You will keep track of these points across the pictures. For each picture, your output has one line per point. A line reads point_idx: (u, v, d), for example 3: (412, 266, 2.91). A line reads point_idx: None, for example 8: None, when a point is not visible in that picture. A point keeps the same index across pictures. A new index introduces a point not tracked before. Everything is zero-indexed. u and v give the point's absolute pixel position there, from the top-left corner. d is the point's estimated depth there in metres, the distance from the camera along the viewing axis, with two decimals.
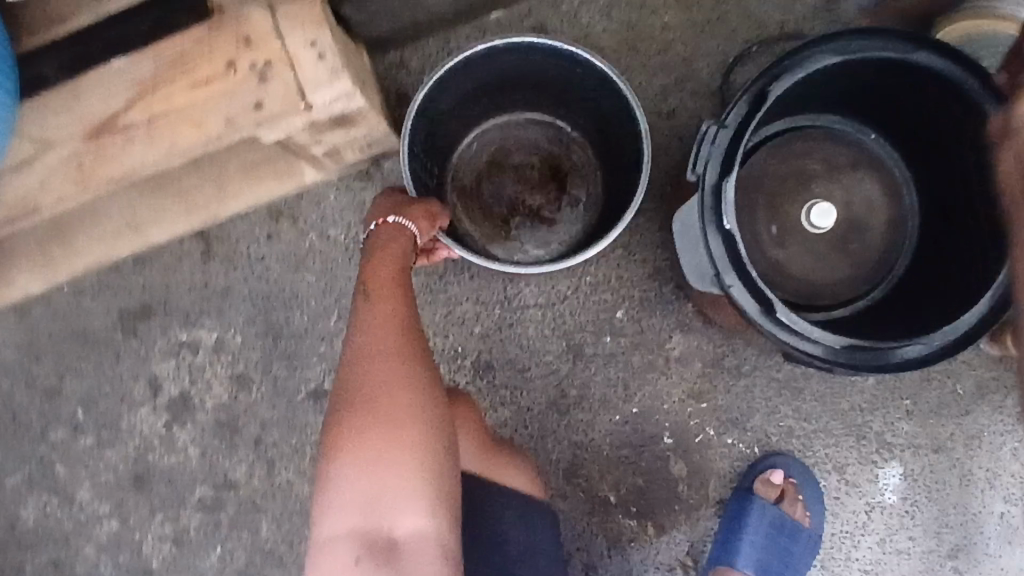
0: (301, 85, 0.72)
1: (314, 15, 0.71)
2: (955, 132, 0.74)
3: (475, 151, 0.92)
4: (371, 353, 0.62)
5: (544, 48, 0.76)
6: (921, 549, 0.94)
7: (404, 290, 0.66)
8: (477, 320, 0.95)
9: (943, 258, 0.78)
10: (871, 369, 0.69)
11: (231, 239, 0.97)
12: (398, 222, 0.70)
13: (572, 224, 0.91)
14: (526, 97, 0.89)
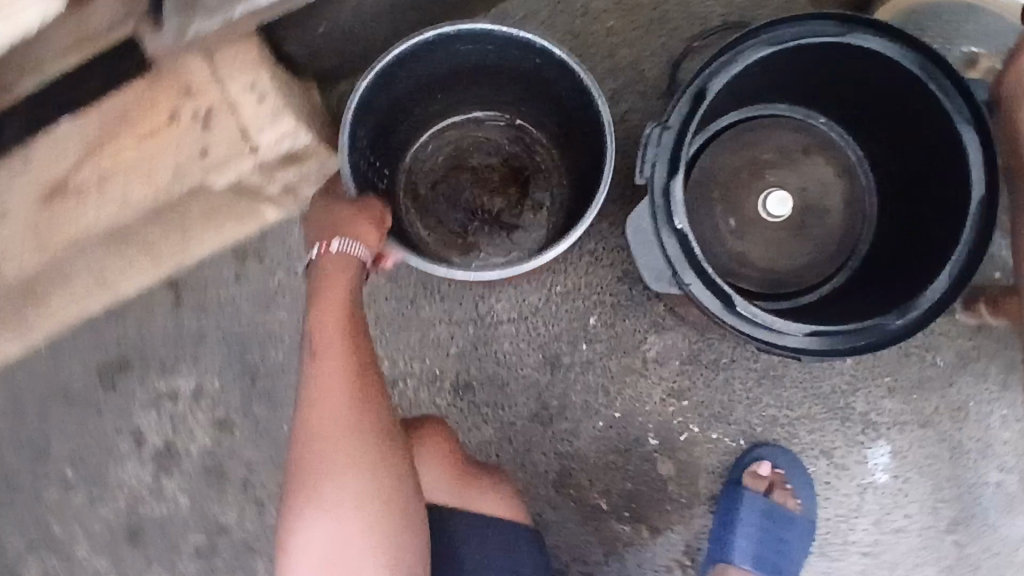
0: (243, 128, 0.74)
1: (250, 58, 0.72)
2: (905, 110, 0.74)
3: (432, 152, 0.88)
4: (326, 407, 0.63)
5: (499, 36, 0.71)
6: (919, 525, 0.93)
7: (354, 338, 0.65)
8: (452, 340, 0.95)
9: (901, 235, 0.79)
10: (837, 354, 0.69)
11: (201, 284, 0.97)
12: (342, 248, 0.65)
13: (536, 230, 0.88)
14: (474, 96, 0.85)
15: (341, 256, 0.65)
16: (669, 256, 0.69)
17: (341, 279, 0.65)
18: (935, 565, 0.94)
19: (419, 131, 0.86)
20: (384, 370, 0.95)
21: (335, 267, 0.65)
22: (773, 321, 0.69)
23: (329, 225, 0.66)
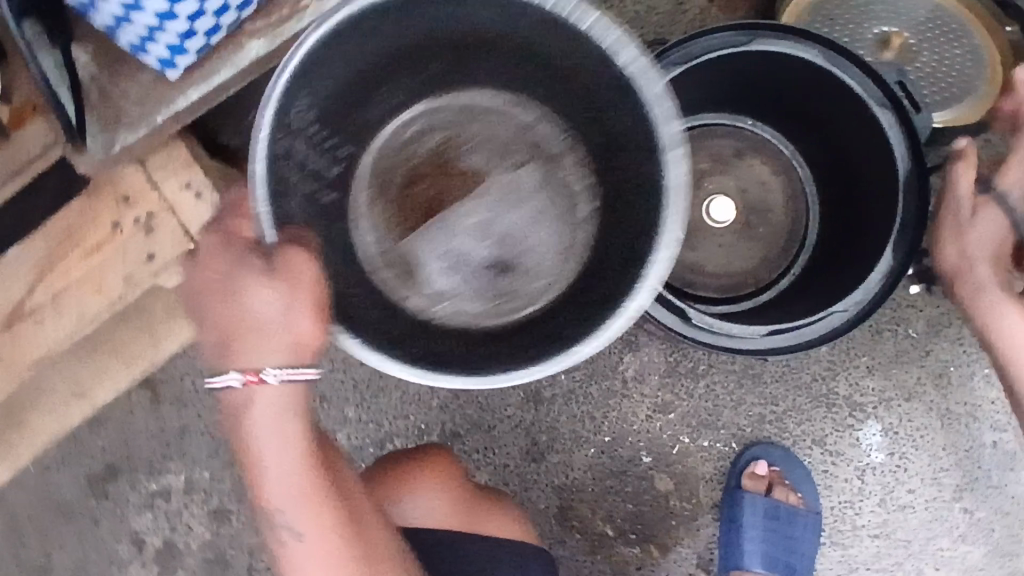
0: (185, 226, 0.74)
1: (182, 159, 0.74)
2: (827, 101, 0.75)
3: (410, 137, 0.74)
4: (310, 555, 0.58)
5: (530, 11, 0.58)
6: (925, 498, 0.93)
7: (309, 474, 0.58)
8: (432, 393, 0.95)
9: (843, 221, 0.81)
10: (795, 349, 0.71)
11: (177, 379, 0.98)
12: (285, 377, 0.55)
13: (542, 253, 0.70)
14: (486, 77, 0.69)
15: (283, 381, 0.55)
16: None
17: (280, 409, 0.56)
18: (948, 535, 0.93)
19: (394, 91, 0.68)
20: (370, 434, 0.95)
21: (268, 399, 0.56)
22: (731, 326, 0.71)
23: (246, 318, 0.54)
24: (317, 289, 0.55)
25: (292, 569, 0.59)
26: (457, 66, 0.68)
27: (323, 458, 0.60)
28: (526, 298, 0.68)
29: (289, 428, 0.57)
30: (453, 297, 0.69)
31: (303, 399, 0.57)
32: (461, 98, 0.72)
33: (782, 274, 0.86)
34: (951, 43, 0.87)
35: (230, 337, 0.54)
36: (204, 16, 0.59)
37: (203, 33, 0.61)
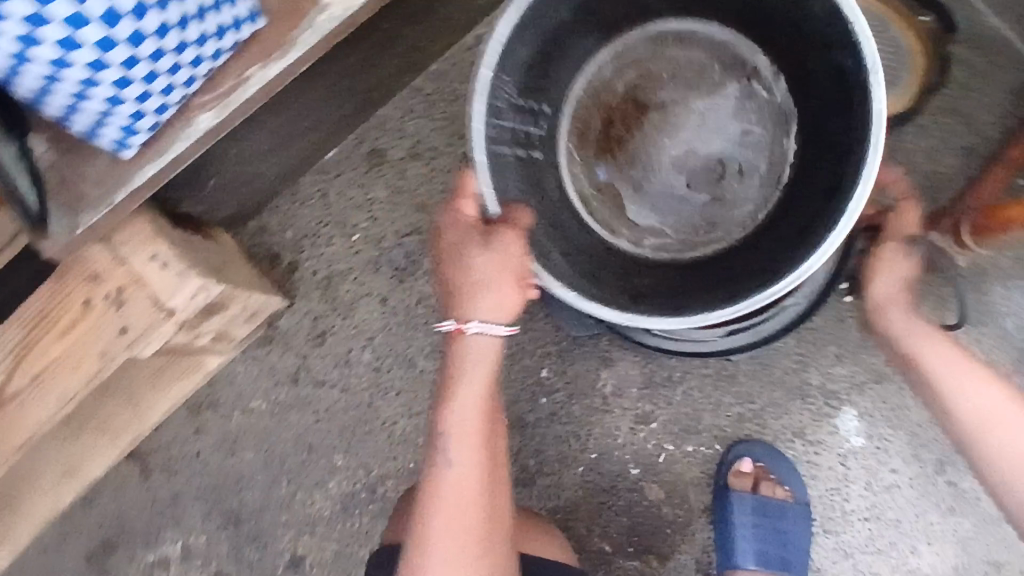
0: (156, 297, 0.75)
1: (146, 232, 0.76)
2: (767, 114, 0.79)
3: (608, 75, 0.79)
4: (469, 463, 0.71)
5: None
6: (909, 476, 0.95)
7: (488, 409, 0.72)
8: (418, 431, 0.96)
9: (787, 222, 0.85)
10: (753, 345, 0.82)
11: (165, 447, 0.99)
12: (480, 328, 0.67)
13: (751, 175, 0.78)
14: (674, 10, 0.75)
15: (489, 337, 0.67)
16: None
17: (481, 366, 0.69)
18: (937, 509, 0.94)
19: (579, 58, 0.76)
20: (362, 479, 0.97)
21: (476, 352, 0.68)
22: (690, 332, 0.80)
23: (476, 271, 0.65)
24: (526, 263, 0.65)
25: (431, 499, 0.71)
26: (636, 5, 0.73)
27: (490, 423, 0.73)
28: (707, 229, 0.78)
29: (481, 384, 0.70)
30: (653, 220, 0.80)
31: (494, 365, 0.70)
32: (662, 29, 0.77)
33: None
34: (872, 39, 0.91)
35: (458, 290, 0.67)
36: (151, 97, 0.63)
37: (152, 111, 0.65)
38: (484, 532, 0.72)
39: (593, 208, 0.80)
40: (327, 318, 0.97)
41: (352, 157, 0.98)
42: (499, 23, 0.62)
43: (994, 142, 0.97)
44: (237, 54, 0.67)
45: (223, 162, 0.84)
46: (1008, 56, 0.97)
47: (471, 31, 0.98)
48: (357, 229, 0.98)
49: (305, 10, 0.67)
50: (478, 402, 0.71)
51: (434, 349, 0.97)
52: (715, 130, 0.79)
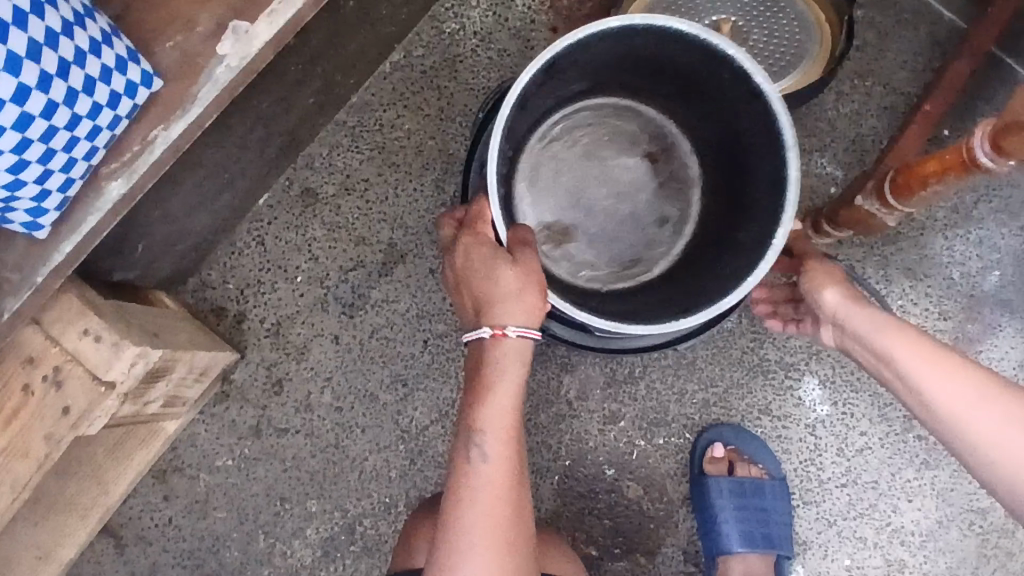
0: (93, 372, 0.74)
1: (75, 309, 0.74)
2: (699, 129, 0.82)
3: (560, 133, 0.86)
4: (504, 459, 0.65)
5: (686, 40, 0.69)
6: (879, 437, 0.95)
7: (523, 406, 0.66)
8: (389, 465, 0.96)
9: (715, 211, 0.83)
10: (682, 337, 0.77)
11: (136, 518, 0.97)
12: (522, 331, 0.63)
13: (664, 217, 0.88)
14: (618, 88, 0.83)
15: (522, 338, 0.63)
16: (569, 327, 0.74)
17: (515, 364, 0.64)
18: (911, 466, 0.95)
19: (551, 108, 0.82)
20: (338, 521, 0.96)
21: (511, 353, 0.64)
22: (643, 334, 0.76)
23: (500, 277, 0.63)
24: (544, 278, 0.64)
25: (463, 501, 0.64)
26: (593, 88, 0.82)
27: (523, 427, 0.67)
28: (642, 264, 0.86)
29: (515, 382, 0.65)
30: (586, 261, 0.86)
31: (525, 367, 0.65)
32: (604, 103, 0.86)
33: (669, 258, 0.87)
34: (777, 14, 0.93)
35: (483, 299, 0.64)
36: (53, 175, 0.62)
37: (57, 190, 0.63)
38: (514, 542, 0.64)
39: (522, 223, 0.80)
40: (281, 365, 0.97)
41: (284, 201, 0.98)
42: (521, 72, 0.65)
43: (912, 98, 0.99)
44: (139, 118, 0.66)
45: (150, 225, 0.82)
46: (912, 13, 0.99)
47: (386, 58, 0.98)
48: (299, 271, 0.97)
49: (201, 65, 0.67)
50: (514, 399, 0.65)
51: (393, 380, 0.96)
52: (639, 183, 0.89)
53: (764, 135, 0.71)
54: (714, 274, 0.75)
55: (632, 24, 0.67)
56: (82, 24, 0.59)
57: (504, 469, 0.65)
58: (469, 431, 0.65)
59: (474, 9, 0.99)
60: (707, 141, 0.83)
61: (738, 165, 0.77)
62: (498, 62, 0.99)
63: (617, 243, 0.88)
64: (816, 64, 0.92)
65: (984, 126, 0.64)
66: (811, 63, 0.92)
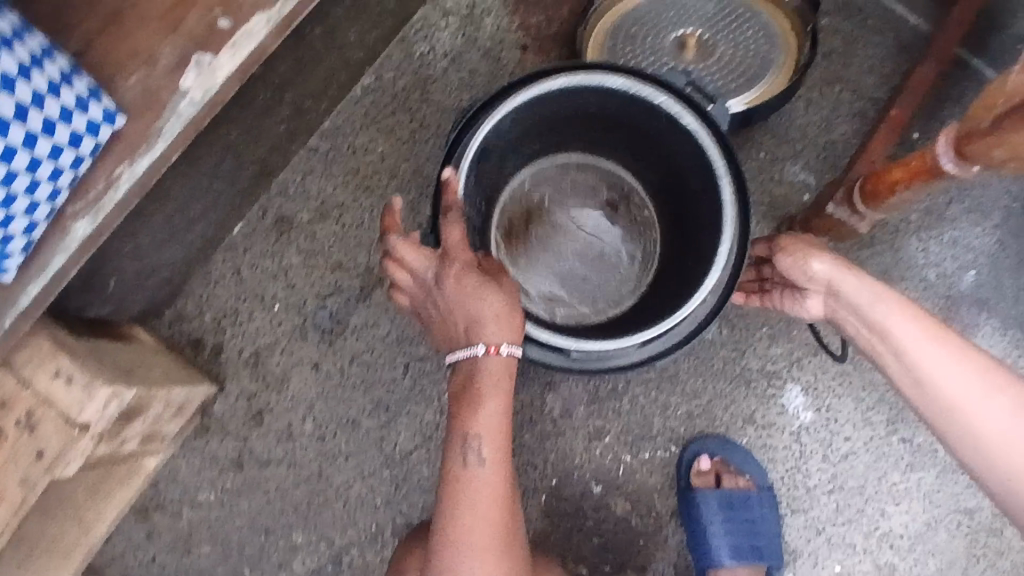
0: (66, 415, 0.72)
1: (46, 350, 0.73)
2: (650, 172, 0.87)
3: (528, 187, 0.90)
4: (496, 463, 0.66)
5: (619, 94, 0.75)
6: (863, 441, 0.96)
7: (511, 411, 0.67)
8: (374, 492, 0.95)
9: (677, 240, 0.85)
10: (674, 348, 0.74)
11: (119, 557, 0.95)
12: (512, 349, 0.65)
13: (631, 255, 0.90)
14: (573, 142, 0.87)
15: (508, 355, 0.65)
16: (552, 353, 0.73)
17: (505, 374, 0.65)
18: (897, 469, 0.95)
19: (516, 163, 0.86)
20: (325, 552, 0.94)
21: (498, 367, 0.65)
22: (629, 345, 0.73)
23: (488, 296, 0.64)
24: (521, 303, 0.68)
25: (459, 506, 0.65)
26: (549, 146, 0.87)
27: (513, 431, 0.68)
28: (615, 300, 0.88)
29: (505, 391, 0.66)
30: (558, 301, 0.88)
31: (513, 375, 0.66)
32: (562, 157, 0.90)
33: (638, 289, 0.88)
34: (741, 25, 0.93)
35: (474, 320, 0.65)
36: (15, 219, 0.61)
37: (20, 232, 0.62)
38: (509, 539, 0.66)
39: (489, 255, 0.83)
40: (261, 395, 0.96)
41: (259, 229, 0.97)
42: (482, 126, 0.73)
43: (881, 103, 1.00)
44: (103, 155, 0.65)
45: (121, 260, 0.81)
46: (876, 19, 1.00)
47: (357, 82, 0.98)
48: (276, 299, 0.96)
49: (165, 98, 0.66)
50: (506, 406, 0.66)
51: (376, 406, 0.95)
52: (604, 227, 0.91)
53: (702, 173, 0.76)
54: (678, 298, 0.77)
55: (571, 85, 0.74)
56: (39, 66, 0.59)
57: (496, 474, 0.66)
58: (463, 437, 0.65)
59: (444, 30, 1.00)
60: (659, 185, 0.87)
61: (691, 205, 0.81)
62: (469, 83, 0.99)
63: (586, 280, 0.89)
64: (779, 76, 0.92)
65: (947, 134, 0.65)
66: (775, 75, 0.92)
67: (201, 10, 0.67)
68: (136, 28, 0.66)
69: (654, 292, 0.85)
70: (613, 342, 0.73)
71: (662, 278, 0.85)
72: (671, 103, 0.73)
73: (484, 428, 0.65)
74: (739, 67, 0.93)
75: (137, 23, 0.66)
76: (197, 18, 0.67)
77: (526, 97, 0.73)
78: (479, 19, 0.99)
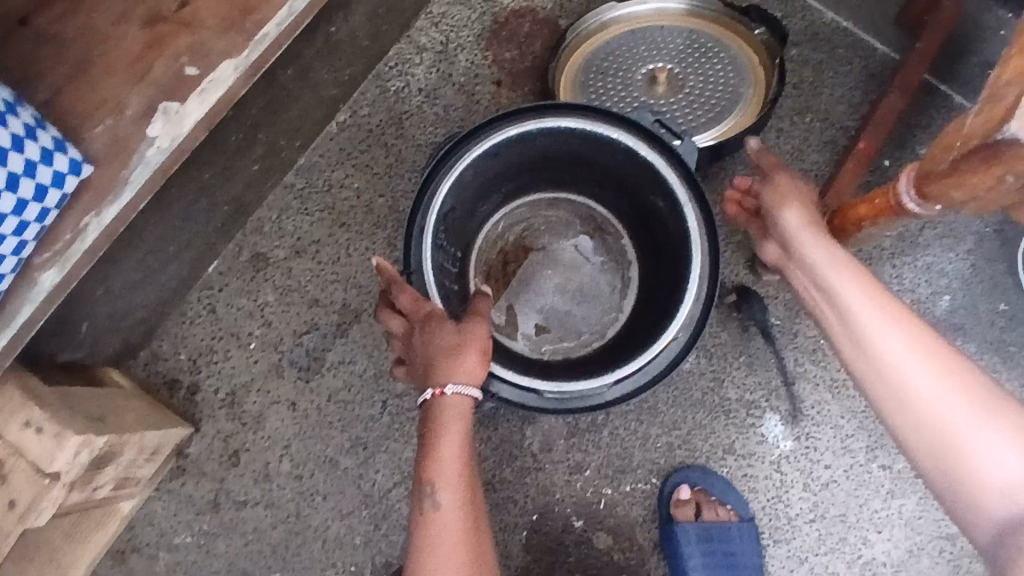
0: (37, 465, 0.71)
1: (16, 399, 0.72)
2: (620, 206, 0.87)
3: (503, 229, 0.90)
4: (457, 507, 0.63)
5: (579, 133, 0.76)
6: (843, 469, 0.95)
7: (470, 452, 0.65)
8: (353, 532, 0.94)
9: (652, 273, 0.85)
10: (648, 387, 0.74)
11: None
12: (457, 390, 0.63)
13: (609, 287, 0.90)
14: (540, 182, 0.88)
15: (465, 396, 0.64)
16: (528, 393, 0.73)
17: (459, 418, 0.64)
18: (878, 496, 0.95)
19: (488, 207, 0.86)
20: None
21: (452, 409, 0.64)
22: (605, 382, 0.74)
23: (440, 347, 0.64)
24: (489, 343, 0.66)
25: (421, 553, 0.62)
26: (519, 189, 0.87)
27: (475, 472, 0.66)
28: (600, 332, 0.88)
29: (459, 436, 0.64)
30: (543, 338, 0.88)
31: (469, 418, 0.65)
32: (530, 197, 0.90)
33: (615, 323, 0.88)
34: (712, 59, 0.95)
35: (426, 366, 0.65)
36: None
37: None
38: None
39: (463, 294, 0.83)
40: (237, 435, 0.95)
41: (234, 267, 0.97)
42: (443, 180, 0.74)
43: (852, 131, 1.01)
44: (70, 206, 0.65)
45: (93, 304, 0.81)
46: (845, 49, 1.02)
47: (332, 118, 0.99)
48: (252, 337, 0.96)
49: (132, 147, 0.66)
50: (461, 448, 0.64)
51: (354, 444, 0.95)
52: (582, 261, 0.91)
53: (668, 210, 0.77)
54: (654, 330, 0.77)
55: (528, 130, 0.76)
56: (2, 122, 0.60)
57: (459, 518, 0.63)
58: (420, 486, 0.64)
59: (418, 66, 1.00)
60: (630, 217, 0.87)
61: (664, 238, 0.80)
62: (444, 118, 0.99)
63: (569, 314, 0.89)
64: (747, 110, 0.93)
65: (909, 173, 0.66)
66: (744, 109, 0.93)
67: (167, 59, 0.68)
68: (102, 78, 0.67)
69: (630, 325, 0.85)
70: (588, 382, 0.73)
71: (639, 312, 0.85)
72: (629, 139, 0.75)
73: (439, 468, 0.63)
74: (708, 100, 0.94)
75: (104, 74, 0.67)
76: (163, 67, 0.68)
77: (485, 145, 0.75)
78: (453, 55, 1.00)
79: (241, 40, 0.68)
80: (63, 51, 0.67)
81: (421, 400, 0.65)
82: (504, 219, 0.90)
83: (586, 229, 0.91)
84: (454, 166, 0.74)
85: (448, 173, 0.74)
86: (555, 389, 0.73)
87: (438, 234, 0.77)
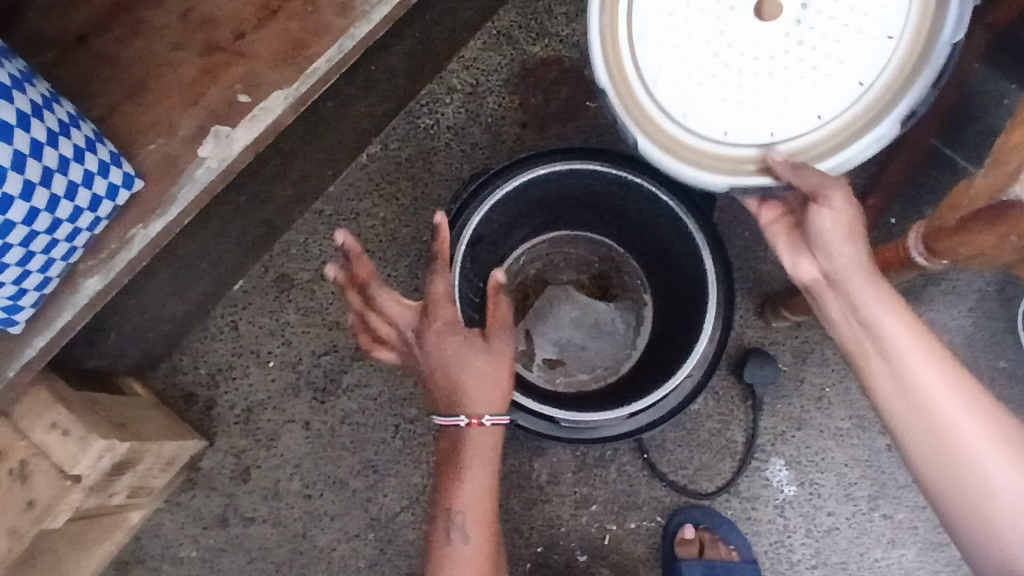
0: (60, 466, 0.72)
1: (44, 401, 0.74)
2: (638, 246, 0.90)
3: (523, 263, 0.93)
4: (481, 531, 0.67)
5: (604, 175, 0.80)
6: (846, 516, 0.96)
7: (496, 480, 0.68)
8: (357, 554, 0.95)
9: (666, 312, 0.88)
10: (663, 421, 0.77)
11: None
12: (493, 420, 0.66)
13: (623, 323, 0.93)
14: (561, 220, 0.91)
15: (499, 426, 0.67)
16: (547, 422, 0.76)
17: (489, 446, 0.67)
18: (878, 545, 0.96)
19: (511, 241, 0.90)
20: None
21: (483, 440, 0.66)
22: (620, 416, 0.76)
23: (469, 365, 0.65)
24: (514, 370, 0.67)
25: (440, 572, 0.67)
26: (542, 224, 0.91)
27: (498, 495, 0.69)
28: (613, 367, 0.91)
29: (486, 464, 0.67)
30: (558, 369, 0.91)
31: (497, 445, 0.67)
32: (551, 233, 0.93)
33: (628, 359, 0.91)
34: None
35: (455, 388, 0.65)
36: (31, 275, 0.63)
37: (34, 288, 0.64)
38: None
39: None
40: (250, 452, 0.96)
41: (259, 286, 0.99)
42: (474, 214, 0.78)
43: (859, 188, 1.05)
44: (119, 217, 0.69)
45: (123, 313, 0.83)
46: None
47: (363, 150, 1.03)
48: (271, 356, 0.98)
49: (182, 166, 0.70)
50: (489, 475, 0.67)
51: (365, 466, 0.96)
52: (599, 297, 0.94)
53: (686, 252, 0.81)
54: (668, 366, 0.80)
55: (557, 169, 0.79)
56: (66, 133, 0.61)
57: (480, 545, 0.67)
58: (446, 511, 0.67)
59: (448, 105, 1.05)
60: (647, 258, 0.90)
61: (680, 280, 0.84)
62: (470, 156, 1.04)
63: (584, 349, 0.92)
64: (876, 110, 0.59)
65: (917, 230, 0.71)
66: (870, 101, 0.59)
67: (222, 87, 0.71)
68: (160, 100, 0.71)
69: (644, 362, 0.88)
70: (603, 413, 0.76)
71: (652, 350, 0.87)
72: (652, 183, 0.78)
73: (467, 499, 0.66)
74: (826, 69, 0.59)
75: (160, 96, 0.71)
76: (217, 93, 0.71)
77: (515, 182, 0.78)
78: (482, 97, 1.04)
79: (292, 73, 0.72)
80: (121, 72, 0.71)
81: (445, 421, 0.66)
82: (526, 253, 0.93)
83: (603, 267, 0.94)
84: (486, 200, 0.78)
85: (478, 206, 0.78)
86: (573, 418, 0.74)
87: (465, 264, 0.80)
